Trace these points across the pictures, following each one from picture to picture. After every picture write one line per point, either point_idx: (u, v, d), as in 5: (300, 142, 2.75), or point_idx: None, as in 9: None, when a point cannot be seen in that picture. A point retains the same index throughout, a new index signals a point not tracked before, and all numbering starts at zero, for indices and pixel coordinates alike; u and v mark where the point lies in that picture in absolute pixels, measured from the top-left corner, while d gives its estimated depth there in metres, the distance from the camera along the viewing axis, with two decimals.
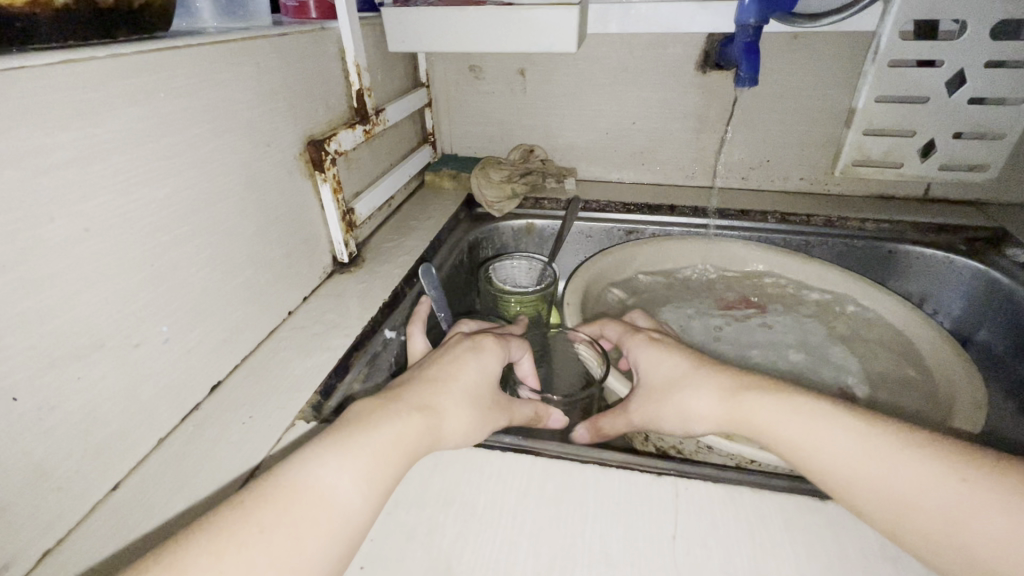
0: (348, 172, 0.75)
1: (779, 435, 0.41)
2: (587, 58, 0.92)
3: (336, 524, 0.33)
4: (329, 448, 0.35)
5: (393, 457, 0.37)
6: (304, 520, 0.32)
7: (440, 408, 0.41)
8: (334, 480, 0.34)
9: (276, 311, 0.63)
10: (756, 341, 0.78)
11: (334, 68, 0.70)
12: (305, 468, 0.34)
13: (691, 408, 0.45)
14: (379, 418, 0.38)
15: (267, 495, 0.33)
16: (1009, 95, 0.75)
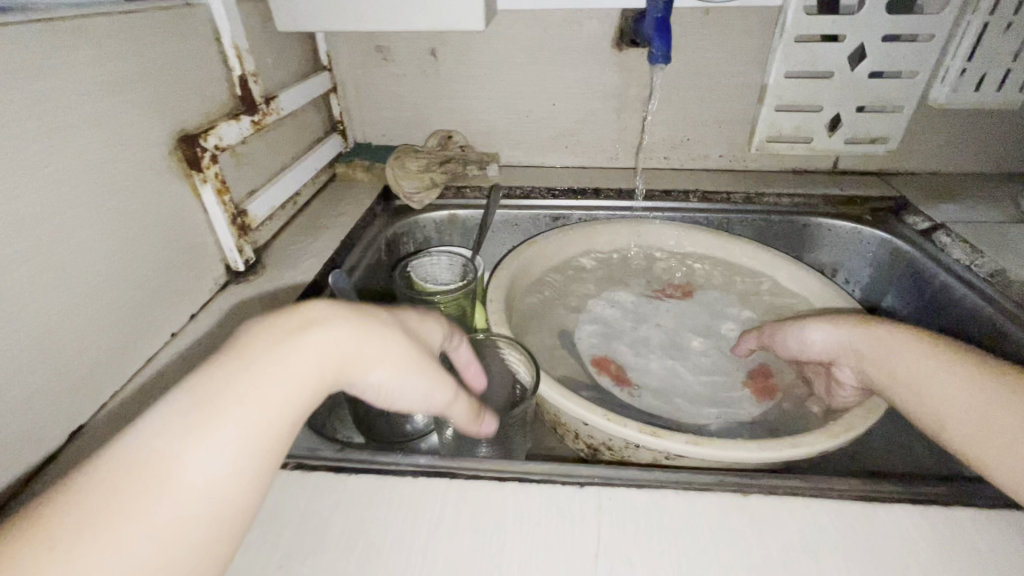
0: (237, 170, 0.67)
1: (889, 360, 0.48)
2: (501, 36, 0.87)
3: (191, 518, 0.27)
4: (186, 403, 0.28)
5: (275, 410, 0.30)
6: (133, 513, 0.25)
7: (355, 347, 0.34)
8: (180, 447, 0.27)
9: (155, 334, 0.55)
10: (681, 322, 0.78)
11: (209, 51, 0.62)
12: (149, 437, 0.27)
13: (812, 325, 0.56)
14: (264, 362, 0.31)
15: (90, 477, 0.26)
16: (904, 69, 0.78)
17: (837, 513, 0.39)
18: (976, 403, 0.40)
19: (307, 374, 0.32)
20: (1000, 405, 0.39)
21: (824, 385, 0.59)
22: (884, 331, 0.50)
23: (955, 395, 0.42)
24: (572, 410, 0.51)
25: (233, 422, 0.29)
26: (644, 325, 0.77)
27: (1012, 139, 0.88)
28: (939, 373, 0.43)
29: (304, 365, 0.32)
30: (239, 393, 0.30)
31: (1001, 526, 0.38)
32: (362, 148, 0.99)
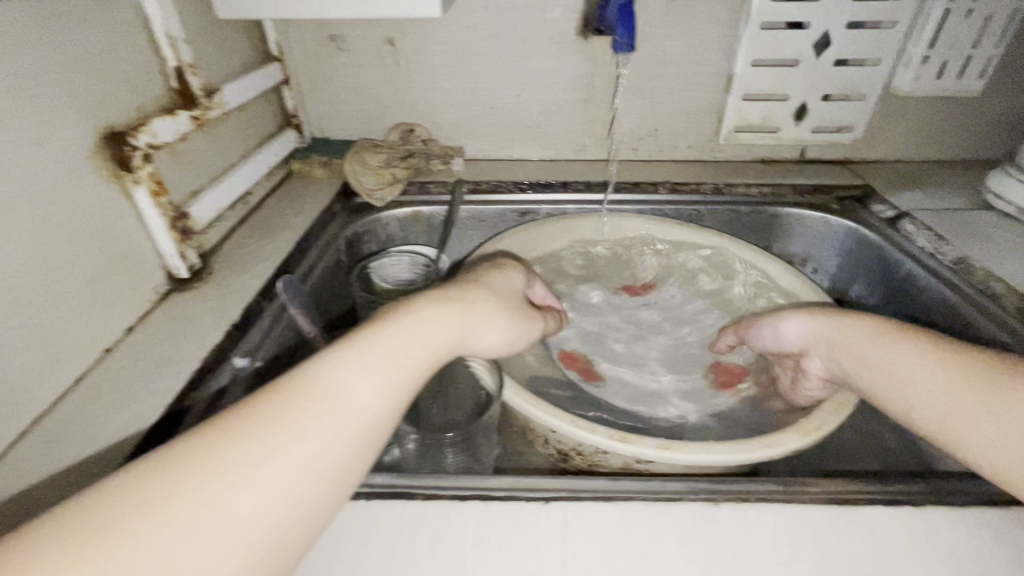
0: (177, 169, 0.62)
1: (853, 350, 0.47)
2: (462, 24, 0.83)
3: (323, 452, 0.31)
4: (347, 348, 0.35)
5: (419, 352, 0.38)
6: (313, 427, 0.31)
7: (468, 312, 0.44)
8: (346, 378, 0.33)
9: (84, 352, 0.51)
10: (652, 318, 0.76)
11: (138, 40, 0.57)
12: (322, 372, 0.33)
13: (788, 316, 0.55)
14: (403, 320, 0.39)
15: (281, 398, 0.32)
16: (869, 56, 0.78)
17: (809, 518, 0.38)
18: (934, 384, 0.40)
19: (435, 334, 0.40)
20: (955, 385, 0.39)
21: (787, 380, 0.58)
22: (852, 320, 0.49)
23: (912, 378, 0.41)
24: (539, 418, 0.49)
25: (382, 358, 0.35)
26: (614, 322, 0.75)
27: (972, 127, 0.89)
28: (896, 357, 0.43)
29: (426, 327, 0.39)
30: (389, 339, 0.37)
31: (973, 526, 0.37)
32: (319, 143, 0.95)
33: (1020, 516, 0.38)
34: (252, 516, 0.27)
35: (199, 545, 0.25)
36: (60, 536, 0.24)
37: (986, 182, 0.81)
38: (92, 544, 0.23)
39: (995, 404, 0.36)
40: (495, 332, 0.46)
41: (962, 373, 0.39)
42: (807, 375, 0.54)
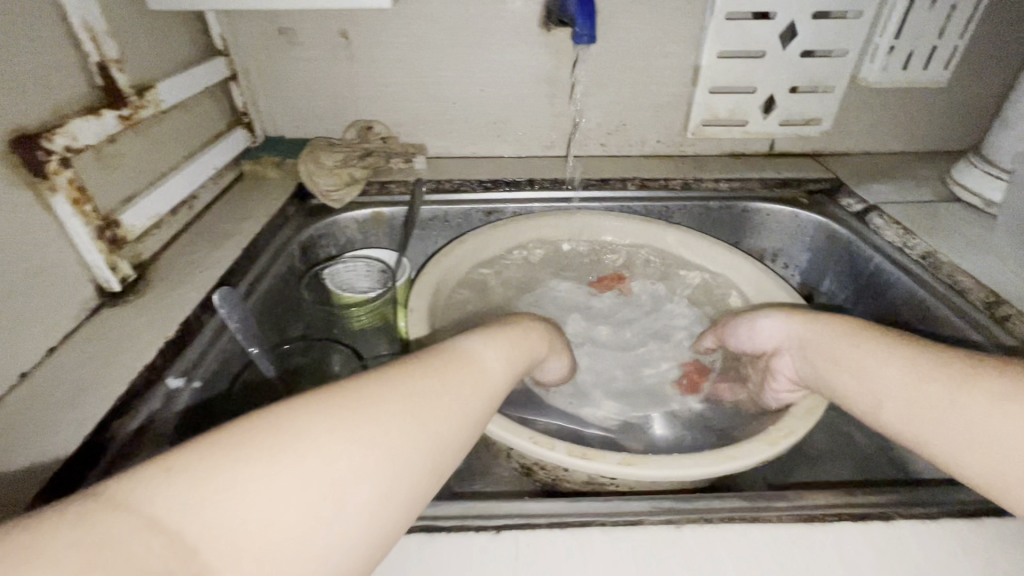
0: (105, 173, 0.57)
1: (825, 351, 0.45)
2: (419, 16, 0.79)
3: (473, 403, 0.37)
4: (482, 334, 0.43)
5: (527, 351, 0.46)
6: (464, 380, 0.37)
7: (556, 333, 0.54)
8: (482, 353, 0.41)
9: None
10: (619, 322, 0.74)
11: (54, 33, 0.52)
12: (466, 345, 0.41)
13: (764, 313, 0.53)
14: (516, 324, 0.48)
15: (438, 355, 0.38)
16: (835, 47, 0.76)
17: (775, 538, 0.36)
18: (901, 381, 0.38)
19: (533, 347, 0.48)
20: (924, 381, 0.37)
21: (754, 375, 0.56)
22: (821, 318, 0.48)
23: (879, 375, 0.39)
24: (495, 434, 0.46)
25: (504, 346, 0.44)
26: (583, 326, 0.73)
27: (940, 118, 0.89)
28: (861, 354, 0.41)
29: (526, 335, 0.48)
30: (509, 335, 0.45)
31: (942, 539, 0.36)
32: (273, 143, 0.90)
33: (990, 527, 0.36)
34: (434, 438, 0.33)
35: (400, 446, 0.31)
36: (298, 418, 0.29)
37: (953, 174, 0.80)
38: (323, 426, 0.29)
39: (966, 399, 0.35)
40: (563, 366, 0.55)
41: (929, 369, 0.37)
42: (775, 376, 0.52)
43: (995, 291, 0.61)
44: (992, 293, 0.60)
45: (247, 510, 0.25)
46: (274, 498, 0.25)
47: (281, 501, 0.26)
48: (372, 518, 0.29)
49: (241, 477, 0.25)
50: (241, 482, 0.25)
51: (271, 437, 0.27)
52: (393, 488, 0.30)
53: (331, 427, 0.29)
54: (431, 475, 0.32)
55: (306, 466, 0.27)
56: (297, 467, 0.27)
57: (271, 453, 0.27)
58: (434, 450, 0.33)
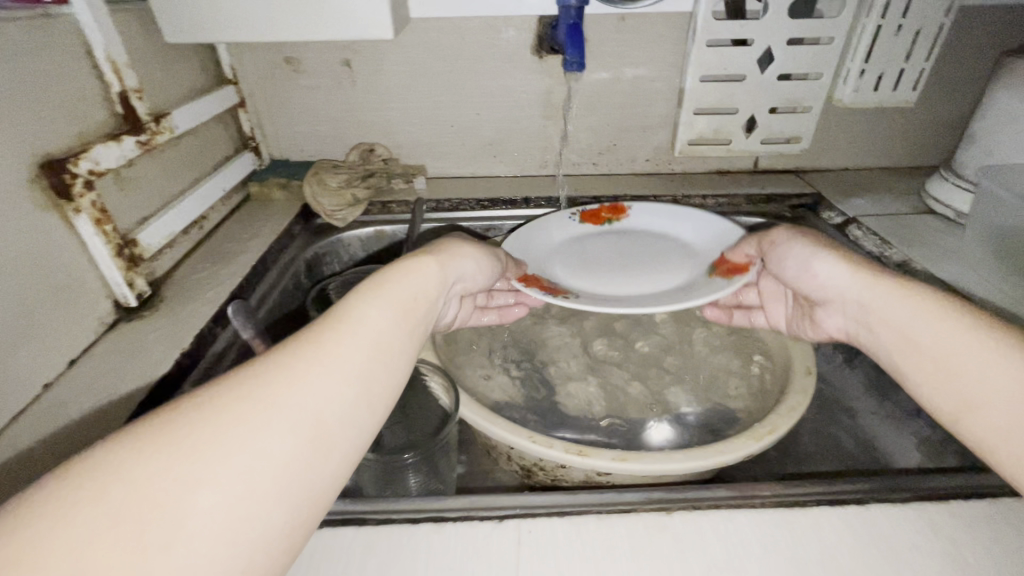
0: (123, 195, 0.61)
1: (882, 316, 0.44)
2: (417, 46, 0.83)
3: (368, 354, 0.34)
4: (371, 284, 0.40)
5: (423, 294, 0.42)
6: (345, 339, 0.34)
7: (451, 268, 0.47)
8: (373, 307, 0.37)
9: (20, 388, 0.49)
10: (606, 247, 0.72)
11: (79, 66, 0.55)
12: (352, 302, 0.37)
13: (788, 253, 0.54)
14: (410, 267, 0.43)
15: (320, 322, 0.35)
16: (809, 71, 0.81)
17: (759, 524, 0.38)
18: (933, 330, 0.40)
19: (433, 280, 0.44)
20: (955, 331, 0.39)
21: (791, 314, 0.61)
22: (848, 259, 0.49)
23: (920, 325, 0.41)
24: (496, 434, 0.48)
25: (394, 293, 0.39)
26: (532, 256, 0.69)
27: (911, 134, 0.93)
28: (899, 298, 0.44)
29: (424, 266, 0.44)
30: (398, 280, 0.41)
31: (914, 519, 0.38)
32: (279, 165, 0.94)
33: (960, 511, 0.39)
34: (315, 408, 0.30)
35: (266, 426, 0.29)
36: (135, 431, 0.27)
37: (928, 188, 0.85)
38: (171, 433, 0.27)
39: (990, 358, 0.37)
40: (497, 269, 0.56)
41: (965, 325, 0.39)
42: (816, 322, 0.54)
43: (965, 296, 0.64)
44: (961, 297, 0.63)
45: (87, 540, 0.23)
46: (119, 523, 0.24)
47: (128, 520, 0.24)
48: (252, 506, 0.27)
49: (80, 510, 0.24)
50: (80, 517, 0.23)
51: (93, 472, 0.25)
52: (274, 466, 0.28)
53: (179, 430, 0.27)
54: (324, 436, 0.30)
55: (154, 478, 0.25)
56: (131, 491, 0.25)
57: (94, 489, 0.24)
58: (317, 419, 0.30)
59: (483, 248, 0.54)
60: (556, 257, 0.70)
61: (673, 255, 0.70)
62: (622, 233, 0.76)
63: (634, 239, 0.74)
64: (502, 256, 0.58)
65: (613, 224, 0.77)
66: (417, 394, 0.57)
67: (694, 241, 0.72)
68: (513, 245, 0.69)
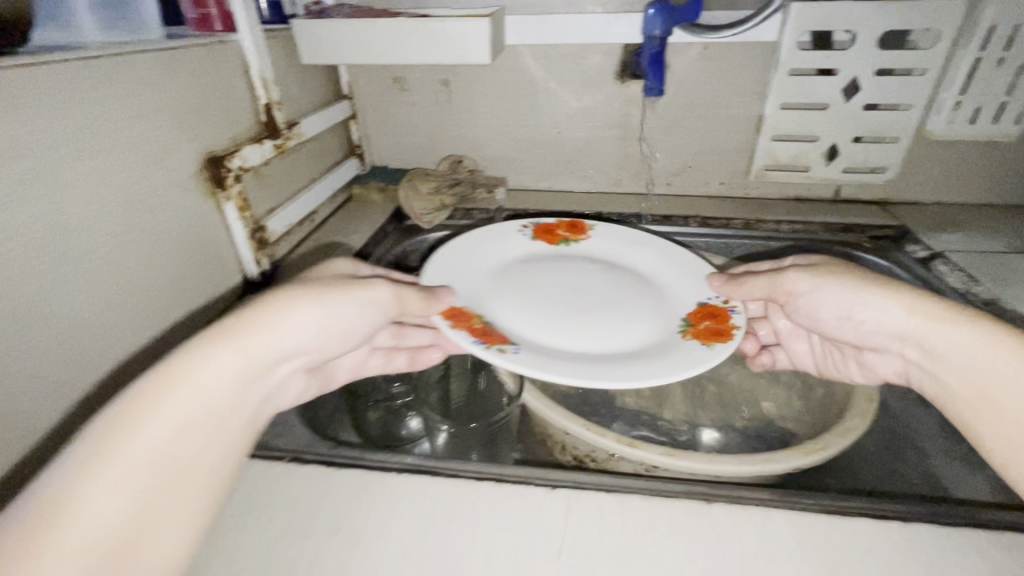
0: (260, 188, 0.73)
1: (956, 363, 0.43)
2: (509, 70, 0.92)
3: (89, 562, 0.30)
4: (110, 430, 0.33)
5: (196, 421, 0.36)
6: (56, 547, 0.30)
7: (259, 353, 0.40)
8: (104, 477, 0.32)
9: (174, 336, 0.61)
10: (553, 279, 0.63)
11: (237, 82, 0.68)
12: (75, 473, 0.31)
13: (827, 293, 0.51)
14: (177, 383, 0.35)
15: (27, 520, 0.30)
16: (899, 101, 0.81)
17: (797, 524, 0.40)
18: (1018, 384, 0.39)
19: (214, 392, 0.37)
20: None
21: (813, 354, 0.62)
22: (906, 301, 0.46)
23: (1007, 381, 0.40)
24: (553, 420, 0.53)
25: (141, 445, 0.33)
26: (476, 282, 0.60)
27: (1015, 171, 0.89)
28: (976, 353, 0.41)
29: (206, 375, 0.37)
30: (153, 415, 0.34)
31: (962, 543, 0.39)
32: (378, 171, 1.05)
33: (1014, 542, 0.39)
34: None
35: None
36: None
37: None
38: None
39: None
40: (386, 311, 0.48)
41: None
42: (866, 365, 0.54)
43: None
44: None
45: None
46: None
47: None
48: None
49: None
50: None
51: None
52: None
53: None
54: None
55: None
56: None
57: None
58: None
59: (326, 294, 0.44)
60: (502, 286, 0.61)
61: (639, 295, 0.61)
62: (572, 257, 0.68)
63: (590, 269, 0.65)
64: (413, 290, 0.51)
65: (570, 243, 0.71)
66: (489, 380, 0.64)
67: (665, 282, 0.63)
68: (437, 268, 0.60)
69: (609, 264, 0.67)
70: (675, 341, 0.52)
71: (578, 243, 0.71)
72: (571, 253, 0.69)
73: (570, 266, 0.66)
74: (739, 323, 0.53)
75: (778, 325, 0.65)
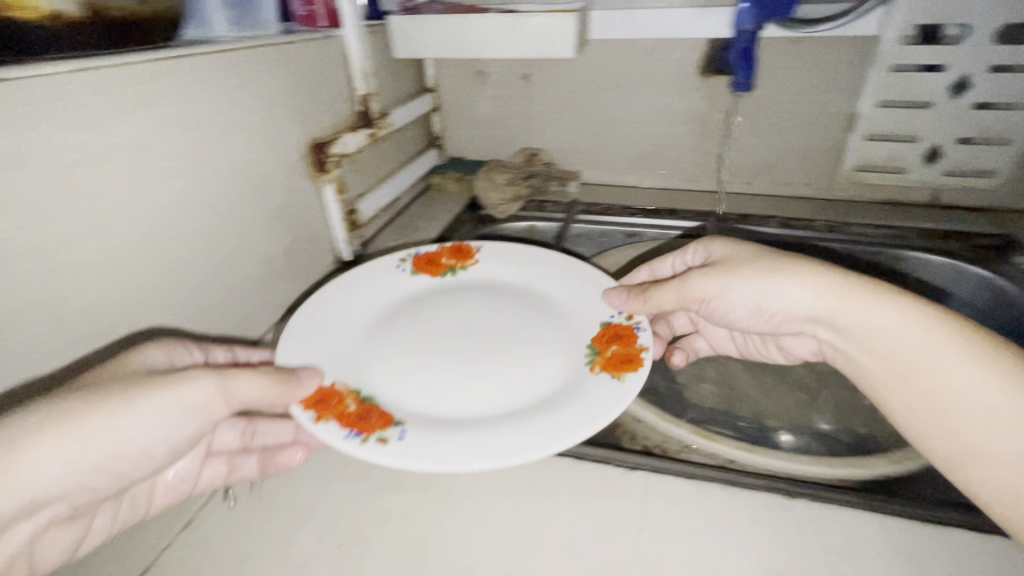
0: (353, 174, 0.79)
1: (886, 344, 0.42)
2: (590, 64, 0.93)
3: None
4: None
5: None
6: None
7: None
8: None
9: (278, 306, 0.67)
10: (439, 317, 0.59)
11: (339, 74, 0.73)
12: None
13: (739, 286, 0.49)
14: None
15: None
16: (1015, 100, 0.75)
17: (886, 528, 0.40)
18: (946, 363, 0.39)
19: None
20: (960, 359, 0.39)
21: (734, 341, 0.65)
22: (814, 281, 0.46)
23: (917, 351, 0.40)
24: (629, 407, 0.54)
25: None
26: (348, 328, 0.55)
27: None
28: (882, 326, 0.42)
29: None
30: None
31: None
32: (456, 162, 1.09)
33: None
34: None
35: None
36: None
37: None
38: None
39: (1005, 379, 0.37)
40: (206, 412, 0.40)
41: (973, 350, 0.39)
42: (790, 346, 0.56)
43: None
44: None
45: None
46: None
47: None
48: None
49: None
50: None
51: None
52: None
53: None
54: None
55: None
56: None
57: None
58: None
59: (97, 415, 0.36)
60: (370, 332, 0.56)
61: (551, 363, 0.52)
62: (458, 290, 0.64)
63: (489, 311, 0.59)
64: (255, 370, 0.42)
65: (455, 272, 0.66)
66: None
67: (580, 325, 0.56)
68: (298, 355, 0.50)
69: (505, 307, 0.60)
70: (586, 375, 0.48)
71: (466, 270, 0.67)
72: (459, 285, 0.65)
73: (457, 303, 0.61)
74: (648, 342, 0.51)
75: (695, 319, 0.67)
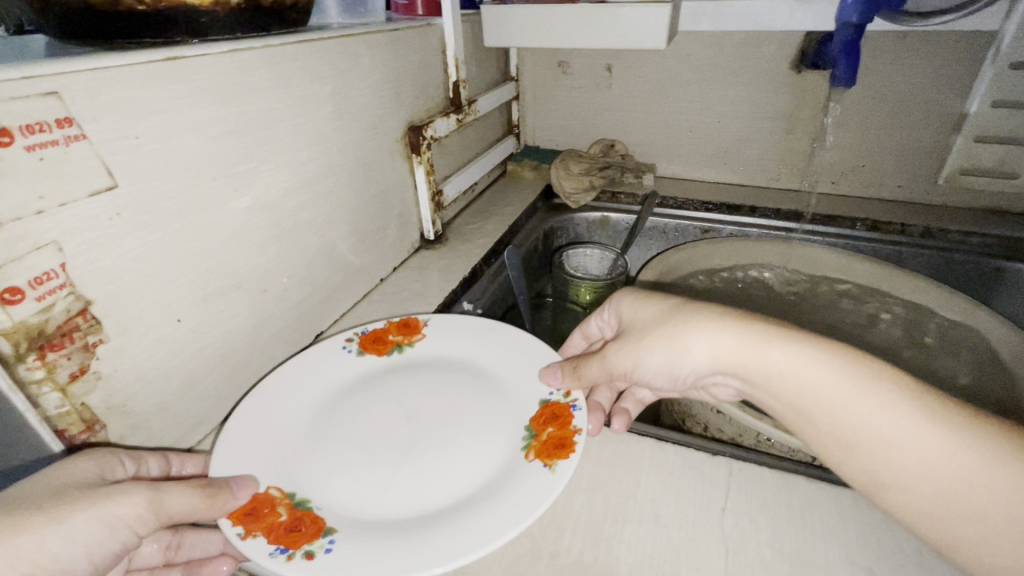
0: (440, 157, 0.82)
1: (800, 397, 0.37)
2: (676, 56, 0.92)
3: None
4: None
5: None
6: None
7: None
8: None
9: (369, 277, 0.72)
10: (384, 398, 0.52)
11: (436, 61, 0.77)
12: None
13: (648, 348, 0.44)
14: None
15: None
16: None
17: None
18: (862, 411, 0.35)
19: None
20: (868, 399, 0.35)
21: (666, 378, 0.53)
22: (710, 329, 0.41)
23: (815, 394, 0.36)
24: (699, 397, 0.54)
25: None
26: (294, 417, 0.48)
27: None
28: (779, 373, 0.38)
29: None
30: None
31: None
32: (533, 150, 1.11)
33: None
34: None
35: None
36: None
37: None
38: None
39: (903, 413, 0.34)
40: (126, 529, 0.35)
41: (885, 389, 0.35)
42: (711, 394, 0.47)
43: None
44: None
45: None
46: None
47: None
48: None
49: None
50: None
51: None
52: None
53: None
54: None
55: None
56: None
57: None
58: None
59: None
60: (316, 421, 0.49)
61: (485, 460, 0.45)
62: (411, 368, 0.56)
63: (429, 385, 0.53)
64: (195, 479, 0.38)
65: (403, 349, 0.58)
66: None
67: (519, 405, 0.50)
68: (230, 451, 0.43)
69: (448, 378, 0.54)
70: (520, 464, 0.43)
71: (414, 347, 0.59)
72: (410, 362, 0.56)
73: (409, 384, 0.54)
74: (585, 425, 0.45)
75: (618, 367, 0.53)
